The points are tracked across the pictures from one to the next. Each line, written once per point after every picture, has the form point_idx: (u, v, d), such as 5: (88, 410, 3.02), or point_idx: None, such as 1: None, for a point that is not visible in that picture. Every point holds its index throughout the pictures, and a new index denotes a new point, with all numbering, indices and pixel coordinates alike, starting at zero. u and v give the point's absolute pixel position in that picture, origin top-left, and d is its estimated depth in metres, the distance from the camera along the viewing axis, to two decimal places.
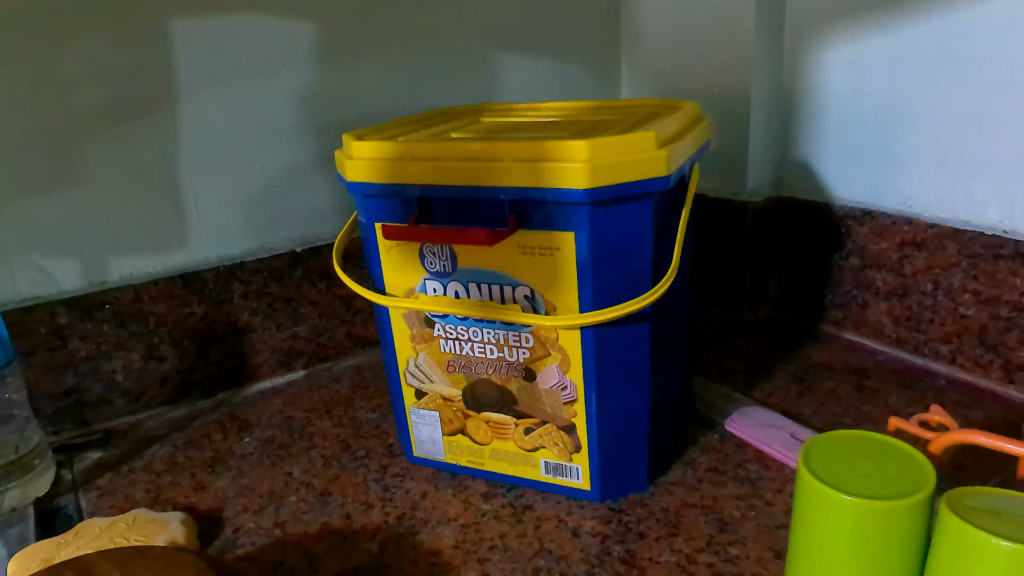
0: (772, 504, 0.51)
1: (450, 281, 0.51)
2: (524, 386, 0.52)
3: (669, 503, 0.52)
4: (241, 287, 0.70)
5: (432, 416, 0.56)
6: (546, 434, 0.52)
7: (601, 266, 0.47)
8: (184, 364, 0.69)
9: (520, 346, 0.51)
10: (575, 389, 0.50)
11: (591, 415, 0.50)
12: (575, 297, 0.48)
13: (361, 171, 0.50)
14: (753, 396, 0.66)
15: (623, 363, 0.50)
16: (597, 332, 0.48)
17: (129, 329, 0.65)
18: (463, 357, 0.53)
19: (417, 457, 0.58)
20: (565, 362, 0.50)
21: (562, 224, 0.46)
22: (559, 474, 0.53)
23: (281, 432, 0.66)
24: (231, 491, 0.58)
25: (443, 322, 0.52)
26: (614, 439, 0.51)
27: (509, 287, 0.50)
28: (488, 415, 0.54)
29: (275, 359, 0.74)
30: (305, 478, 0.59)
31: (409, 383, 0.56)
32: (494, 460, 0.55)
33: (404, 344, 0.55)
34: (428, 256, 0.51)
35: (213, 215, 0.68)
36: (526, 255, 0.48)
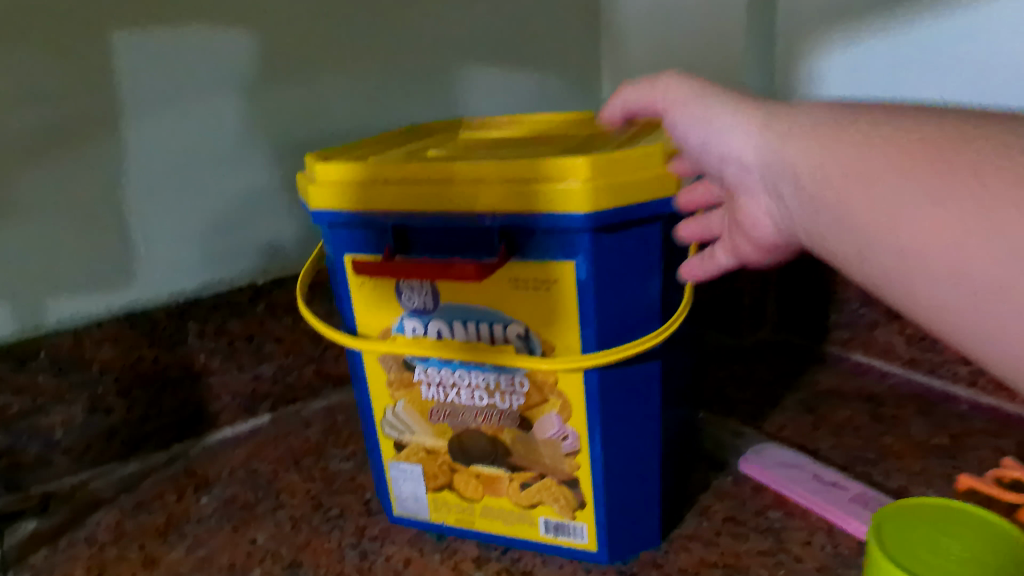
0: (802, 560, 0.45)
1: (432, 319, 0.45)
2: (519, 436, 0.46)
3: (687, 564, 0.46)
4: (196, 326, 0.63)
5: (414, 471, 0.49)
6: (546, 490, 0.46)
7: (606, 300, 0.41)
8: (134, 414, 0.62)
9: (514, 393, 0.45)
10: (578, 439, 0.44)
11: (597, 468, 0.44)
12: (577, 337, 0.42)
13: (328, 198, 0.44)
14: (763, 430, 0.60)
15: (632, 408, 0.44)
16: (602, 376, 0.42)
17: (70, 378, 0.59)
18: (448, 405, 0.47)
19: (398, 516, 0.52)
20: (566, 409, 0.44)
21: (562, 253, 0.40)
22: (561, 534, 0.47)
23: (244, 489, 0.59)
24: (186, 565, 0.51)
25: (424, 365, 0.46)
26: (623, 494, 0.45)
27: (500, 326, 0.44)
28: (478, 469, 0.47)
29: (237, 405, 0.67)
30: (271, 546, 0.52)
31: (387, 434, 0.49)
32: (485, 518, 0.49)
33: (381, 392, 0.48)
34: (407, 292, 0.45)
35: (165, 247, 0.61)
36: (518, 288, 0.42)
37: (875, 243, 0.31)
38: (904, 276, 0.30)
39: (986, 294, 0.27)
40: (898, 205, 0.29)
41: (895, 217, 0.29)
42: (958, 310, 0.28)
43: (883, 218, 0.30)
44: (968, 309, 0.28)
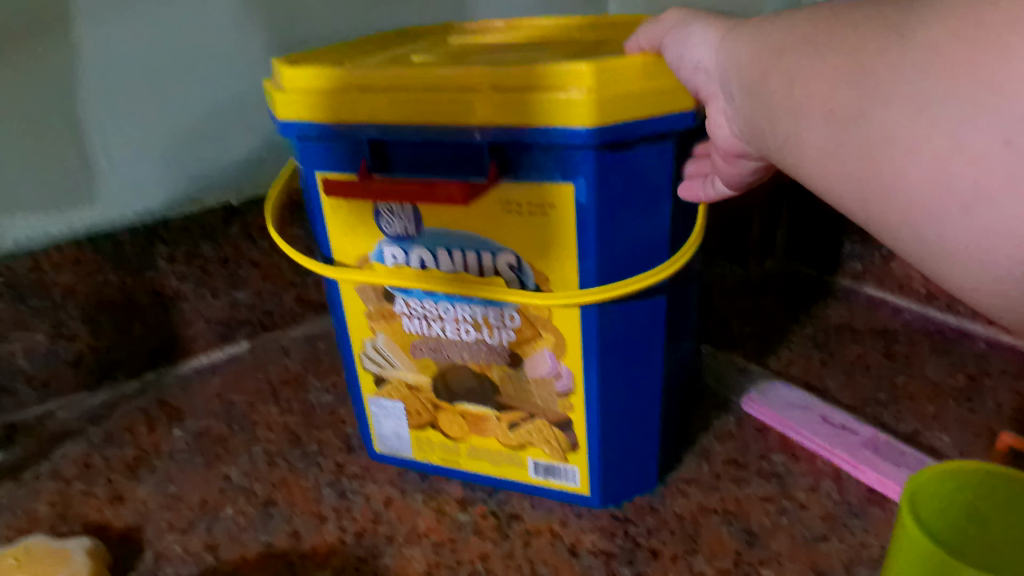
0: (807, 508, 0.43)
1: (414, 246, 0.41)
2: (508, 374, 0.42)
3: (684, 510, 0.43)
4: (165, 249, 0.59)
5: (396, 407, 0.46)
6: (536, 431, 0.43)
7: (608, 228, 0.37)
8: (102, 343, 0.59)
9: (503, 328, 0.41)
10: (572, 378, 0.41)
11: (592, 408, 0.41)
12: (575, 269, 0.38)
13: (296, 108, 0.39)
14: (769, 366, 0.56)
15: (633, 348, 0.40)
16: (601, 312, 0.39)
17: (29, 305, 0.54)
18: (432, 339, 0.43)
19: (379, 454, 0.49)
20: (561, 347, 0.40)
21: (560, 174, 0.36)
22: (552, 477, 0.44)
23: (219, 422, 0.56)
24: (155, 503, 0.48)
25: (406, 296, 0.42)
26: (619, 438, 0.42)
27: (489, 255, 0.39)
28: (464, 407, 0.44)
29: (212, 332, 0.64)
30: (245, 484, 0.49)
31: (367, 369, 0.46)
32: (471, 459, 0.46)
33: (358, 324, 0.44)
34: (386, 216, 0.40)
35: (128, 163, 0.55)
36: (510, 214, 0.38)
37: (794, 128, 0.30)
38: (820, 154, 0.29)
39: (885, 140, 0.26)
40: (807, 74, 0.29)
41: (807, 91, 0.29)
42: (869, 175, 0.27)
43: (798, 94, 0.29)
44: (887, 189, 0.26)
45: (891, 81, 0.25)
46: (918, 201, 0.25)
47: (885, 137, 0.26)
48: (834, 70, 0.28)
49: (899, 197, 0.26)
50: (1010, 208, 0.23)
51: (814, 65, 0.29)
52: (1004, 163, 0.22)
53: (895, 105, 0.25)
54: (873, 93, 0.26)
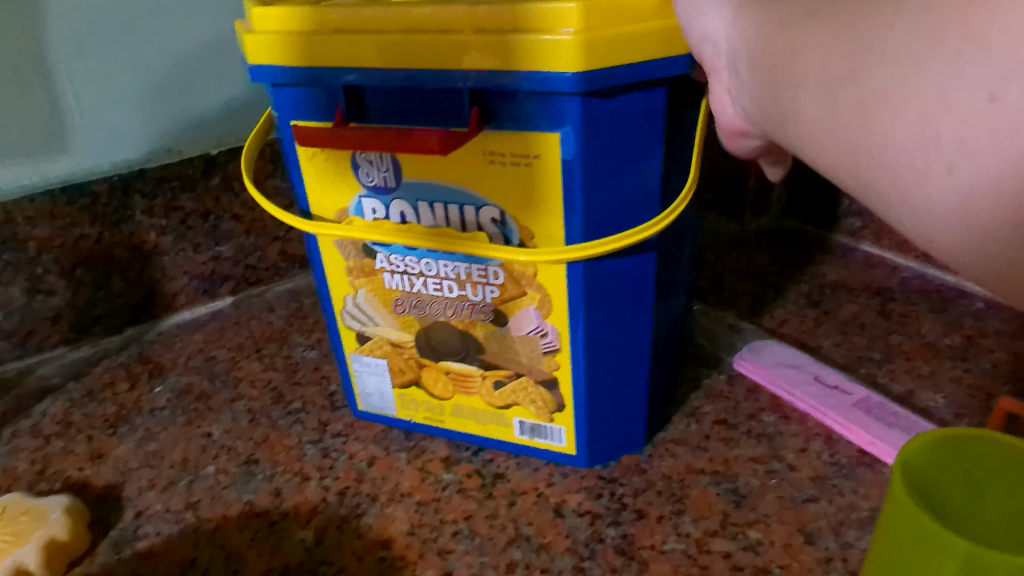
0: (796, 469, 0.42)
1: (394, 200, 0.39)
2: (493, 332, 0.41)
3: (671, 470, 0.43)
4: (143, 201, 0.57)
5: (379, 365, 0.45)
6: (521, 390, 0.42)
7: (595, 181, 0.35)
8: (81, 298, 0.57)
9: (486, 284, 0.40)
10: (558, 336, 0.40)
11: (578, 367, 0.40)
12: (561, 223, 0.36)
13: (267, 51, 0.37)
14: (762, 325, 0.55)
15: (621, 306, 0.39)
16: (588, 269, 0.37)
17: (2, 259, 0.52)
18: (414, 296, 0.42)
19: (362, 411, 0.48)
20: (547, 304, 0.39)
21: (546, 122, 0.34)
22: (538, 437, 0.43)
23: (201, 379, 0.55)
24: (135, 461, 0.47)
25: (387, 252, 0.41)
26: (606, 397, 0.41)
27: (472, 209, 0.38)
28: (448, 365, 0.43)
29: (195, 287, 0.62)
30: (227, 442, 0.48)
31: (348, 326, 0.45)
32: (456, 418, 0.45)
33: (339, 280, 0.43)
34: (365, 167, 0.39)
35: (101, 110, 0.53)
36: (494, 165, 0.36)
37: (777, 98, 0.24)
38: (811, 126, 0.23)
39: (872, 107, 0.20)
40: (791, 24, 0.23)
41: (805, 54, 0.22)
42: (855, 150, 0.21)
43: (777, 50, 0.24)
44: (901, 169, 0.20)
45: (882, 34, 0.20)
46: (909, 183, 0.20)
47: (873, 105, 0.20)
48: (821, 22, 0.22)
49: (885, 172, 0.21)
50: (996, 168, 0.18)
51: (800, 13, 0.23)
52: (988, 123, 0.17)
53: (881, 59, 0.20)
54: (859, 48, 0.20)
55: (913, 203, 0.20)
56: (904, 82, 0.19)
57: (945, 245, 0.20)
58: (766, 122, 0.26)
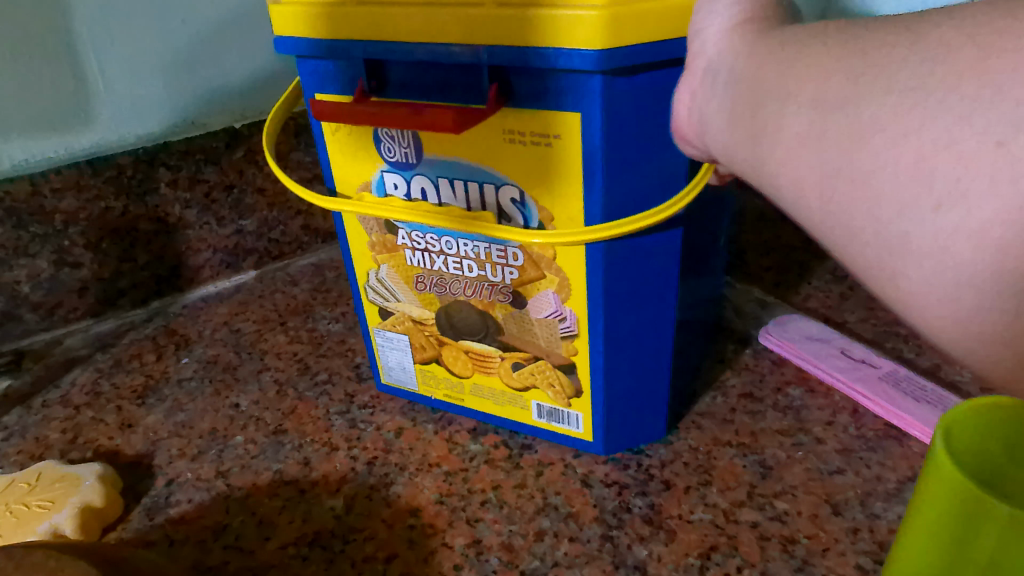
0: (823, 442, 0.42)
1: (415, 175, 0.39)
2: (511, 314, 0.41)
3: (698, 442, 0.43)
4: (168, 174, 0.57)
5: (401, 341, 0.45)
6: (540, 373, 0.42)
7: (616, 164, 0.34)
8: (107, 270, 0.58)
9: (506, 266, 0.39)
10: (577, 322, 0.39)
11: (596, 354, 0.39)
12: (581, 203, 0.36)
13: (292, 23, 0.37)
14: (786, 299, 0.55)
15: (642, 288, 0.38)
16: (608, 251, 0.36)
17: (29, 231, 0.53)
18: (435, 274, 0.42)
19: (385, 385, 0.49)
20: (565, 288, 0.38)
21: (564, 101, 0.33)
22: (555, 421, 0.43)
23: (227, 351, 0.56)
24: (165, 430, 0.48)
25: (408, 228, 0.41)
26: (626, 383, 0.40)
27: (492, 188, 0.38)
28: (467, 344, 0.43)
29: (219, 260, 0.63)
30: (255, 412, 0.49)
31: (371, 300, 0.45)
32: (475, 397, 0.45)
33: (362, 254, 0.43)
34: (386, 142, 0.39)
35: (125, 83, 0.53)
36: (513, 144, 0.36)
37: (764, 124, 0.26)
38: (796, 144, 0.24)
39: (867, 131, 0.22)
40: (799, 60, 0.25)
41: (803, 81, 0.24)
42: (840, 169, 0.22)
43: (774, 80, 0.26)
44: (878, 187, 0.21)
45: (888, 71, 0.22)
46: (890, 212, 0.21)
47: (867, 127, 0.22)
48: (831, 54, 0.24)
49: (868, 196, 0.22)
50: (987, 206, 0.19)
51: (805, 50, 0.25)
52: (989, 166, 0.19)
53: (884, 93, 0.21)
54: (865, 77, 0.22)
55: (889, 230, 0.21)
56: (901, 115, 0.21)
57: (919, 274, 0.21)
58: (743, 147, 0.27)
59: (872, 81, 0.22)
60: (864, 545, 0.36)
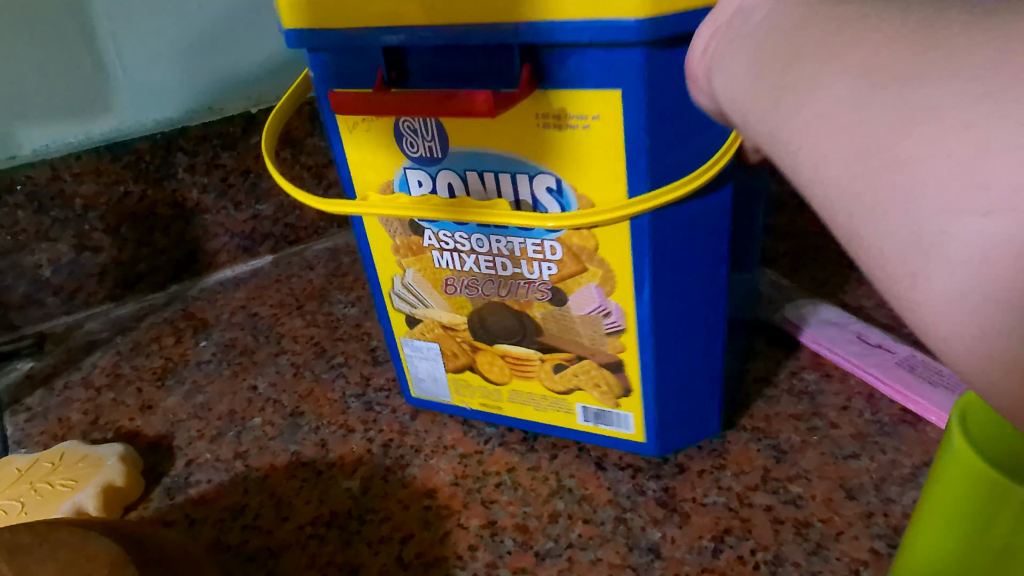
0: (838, 427, 0.42)
1: (441, 171, 0.37)
2: (550, 312, 0.38)
3: None
4: (186, 159, 0.57)
5: (431, 350, 0.43)
6: (585, 373, 0.39)
7: (657, 143, 0.32)
8: (126, 254, 0.58)
9: (542, 261, 0.37)
10: (625, 316, 0.37)
11: (646, 348, 0.37)
12: (624, 185, 0.33)
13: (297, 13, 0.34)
14: (802, 284, 0.55)
15: (694, 265, 0.35)
16: (655, 231, 0.34)
17: (51, 215, 0.54)
18: (466, 276, 0.39)
19: (415, 398, 0.46)
20: (610, 280, 0.36)
21: (603, 79, 0.31)
22: (602, 423, 0.41)
23: (244, 334, 0.56)
24: (184, 412, 0.49)
25: (435, 228, 0.38)
26: (677, 373, 0.38)
27: (526, 180, 0.35)
28: (504, 349, 0.41)
29: (235, 245, 0.63)
30: (272, 394, 0.49)
31: (397, 309, 0.43)
32: (514, 404, 0.43)
33: (385, 259, 0.41)
34: (409, 136, 0.36)
35: (143, 68, 0.53)
36: (544, 129, 0.33)
37: (791, 79, 0.19)
38: (817, 117, 0.18)
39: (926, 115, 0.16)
40: (839, 17, 0.19)
41: (847, 39, 0.18)
42: (876, 155, 0.17)
43: (814, 40, 0.19)
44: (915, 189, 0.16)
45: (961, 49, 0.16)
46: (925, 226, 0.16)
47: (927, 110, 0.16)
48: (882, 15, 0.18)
49: (897, 197, 0.16)
50: None
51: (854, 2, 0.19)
52: None
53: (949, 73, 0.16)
54: (928, 49, 0.17)
55: (923, 226, 0.16)
56: (968, 102, 0.15)
57: (940, 304, 0.16)
58: (757, 114, 0.21)
59: (921, 74, 0.16)
60: (878, 529, 0.36)
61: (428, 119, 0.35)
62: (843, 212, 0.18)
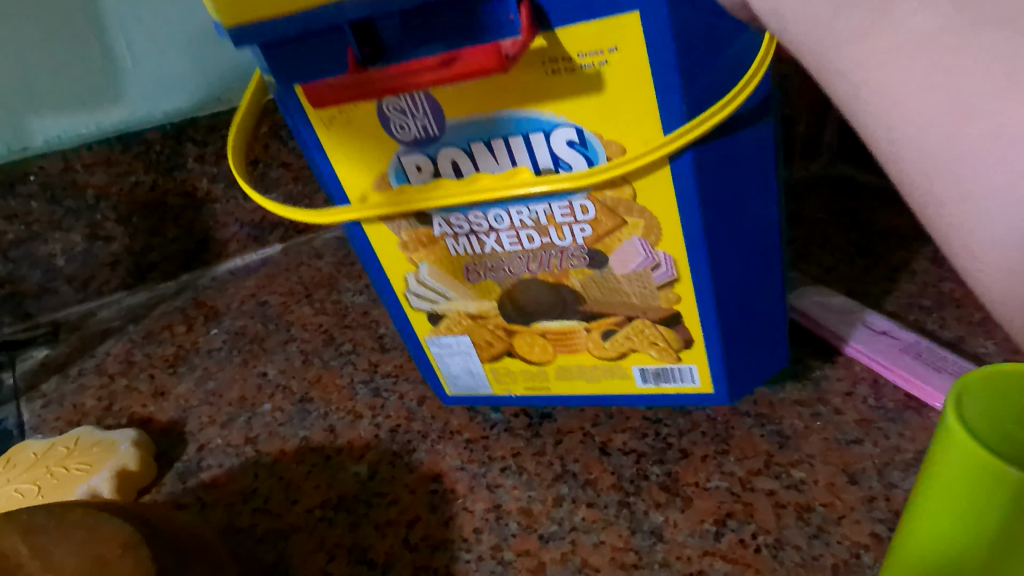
0: (842, 413, 0.42)
1: (439, 147, 0.33)
2: (589, 278, 0.37)
3: (717, 412, 0.43)
4: (195, 149, 0.57)
5: (460, 344, 0.42)
6: (637, 334, 0.38)
7: (691, 71, 0.29)
8: (138, 243, 0.59)
9: (573, 224, 0.35)
10: (674, 267, 0.35)
11: (703, 296, 0.36)
12: (658, 123, 0.30)
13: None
14: (810, 271, 0.54)
15: (741, 195, 0.34)
16: (698, 171, 0.32)
17: (64, 205, 0.55)
18: (488, 258, 0.37)
19: (450, 397, 0.45)
20: (653, 231, 0.34)
21: (611, 6, 0.27)
22: (664, 381, 0.40)
23: (254, 322, 0.57)
24: (195, 399, 0.50)
25: (444, 215, 0.36)
26: (732, 313, 0.37)
27: (543, 138, 0.32)
28: (545, 326, 0.39)
29: (246, 234, 0.62)
30: (281, 381, 0.50)
31: (416, 308, 0.41)
32: (562, 380, 0.42)
33: (394, 258, 0.39)
34: (399, 111, 0.32)
35: (151, 59, 0.53)
36: (558, 75, 0.30)
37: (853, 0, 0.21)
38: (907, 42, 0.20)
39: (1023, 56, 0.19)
40: None
41: None
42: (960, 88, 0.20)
43: None
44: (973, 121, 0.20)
45: None
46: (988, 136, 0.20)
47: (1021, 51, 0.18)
48: None
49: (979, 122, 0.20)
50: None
51: None
52: None
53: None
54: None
55: (981, 134, 0.20)
56: None
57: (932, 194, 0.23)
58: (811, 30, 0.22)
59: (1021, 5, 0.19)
60: (879, 513, 0.36)
61: (417, 95, 0.31)
62: (912, 128, 0.21)
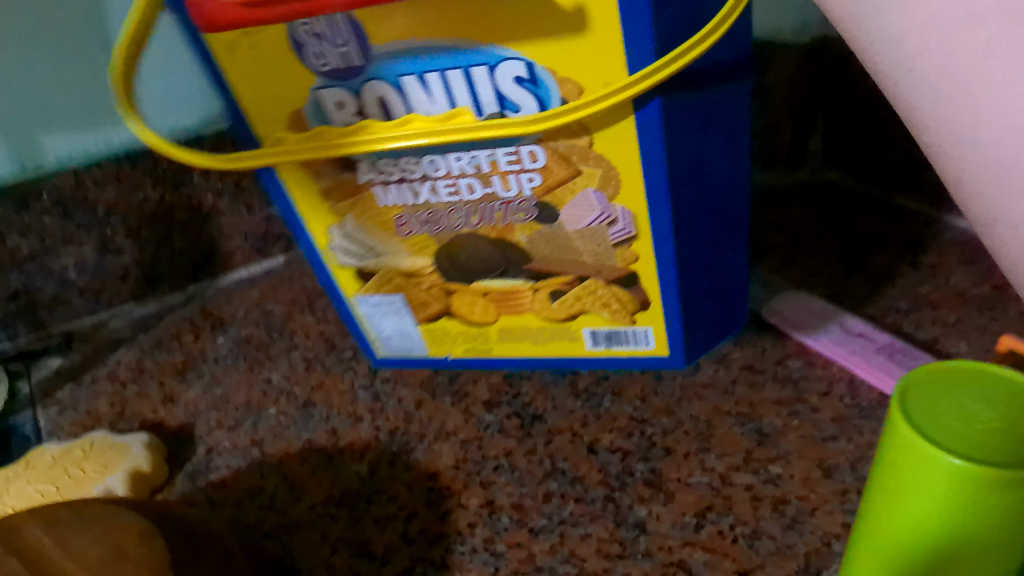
0: (819, 411, 0.44)
1: (365, 78, 0.37)
2: (537, 233, 0.42)
3: (700, 411, 0.45)
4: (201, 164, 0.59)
5: (393, 302, 0.48)
6: (592, 297, 0.45)
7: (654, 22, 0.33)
8: (146, 255, 0.61)
9: (521, 173, 0.39)
10: (633, 223, 0.40)
11: (661, 247, 0.41)
12: (623, 64, 0.34)
13: None
14: (792, 276, 0.57)
15: (694, 155, 0.39)
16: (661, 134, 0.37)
17: (75, 221, 0.57)
18: (421, 210, 0.43)
19: (382, 359, 0.52)
20: (610, 181, 0.39)
21: None
22: (614, 344, 0.47)
23: (259, 330, 0.59)
24: (204, 404, 0.52)
25: (371, 158, 0.40)
26: (689, 257, 0.42)
27: (475, 75, 0.36)
28: (487, 286, 0.45)
29: (250, 246, 0.64)
30: (284, 386, 0.52)
31: (344, 265, 0.47)
32: (504, 342, 0.48)
33: (320, 214, 0.44)
34: (317, 38, 0.36)
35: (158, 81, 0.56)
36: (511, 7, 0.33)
37: None
38: None
39: None
40: None
41: None
42: None
43: None
44: None
45: None
46: None
47: None
48: None
49: None
50: None
51: None
52: None
53: None
54: None
55: None
56: None
57: None
58: None
59: None
60: (851, 505, 0.38)
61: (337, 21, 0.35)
62: None
